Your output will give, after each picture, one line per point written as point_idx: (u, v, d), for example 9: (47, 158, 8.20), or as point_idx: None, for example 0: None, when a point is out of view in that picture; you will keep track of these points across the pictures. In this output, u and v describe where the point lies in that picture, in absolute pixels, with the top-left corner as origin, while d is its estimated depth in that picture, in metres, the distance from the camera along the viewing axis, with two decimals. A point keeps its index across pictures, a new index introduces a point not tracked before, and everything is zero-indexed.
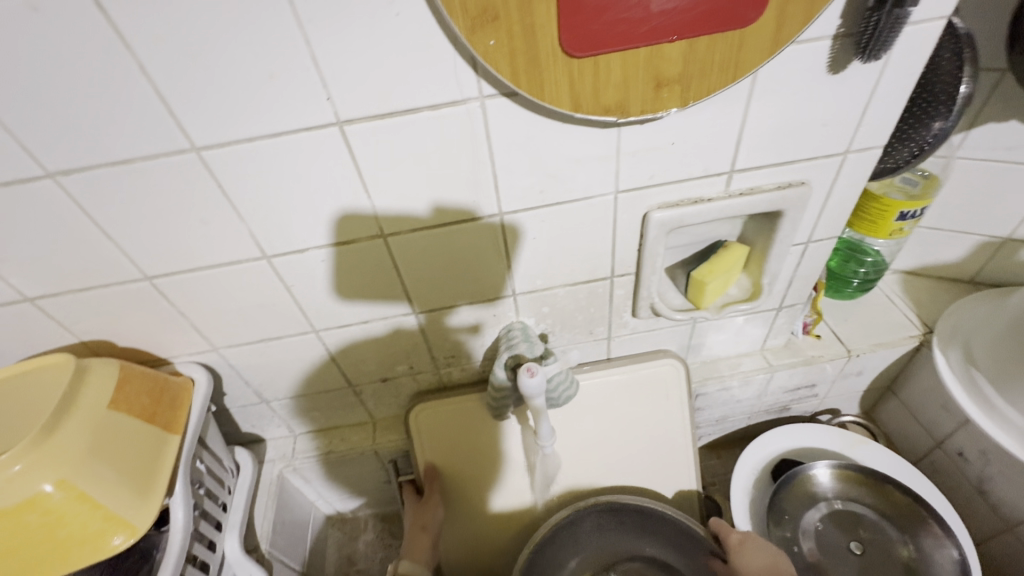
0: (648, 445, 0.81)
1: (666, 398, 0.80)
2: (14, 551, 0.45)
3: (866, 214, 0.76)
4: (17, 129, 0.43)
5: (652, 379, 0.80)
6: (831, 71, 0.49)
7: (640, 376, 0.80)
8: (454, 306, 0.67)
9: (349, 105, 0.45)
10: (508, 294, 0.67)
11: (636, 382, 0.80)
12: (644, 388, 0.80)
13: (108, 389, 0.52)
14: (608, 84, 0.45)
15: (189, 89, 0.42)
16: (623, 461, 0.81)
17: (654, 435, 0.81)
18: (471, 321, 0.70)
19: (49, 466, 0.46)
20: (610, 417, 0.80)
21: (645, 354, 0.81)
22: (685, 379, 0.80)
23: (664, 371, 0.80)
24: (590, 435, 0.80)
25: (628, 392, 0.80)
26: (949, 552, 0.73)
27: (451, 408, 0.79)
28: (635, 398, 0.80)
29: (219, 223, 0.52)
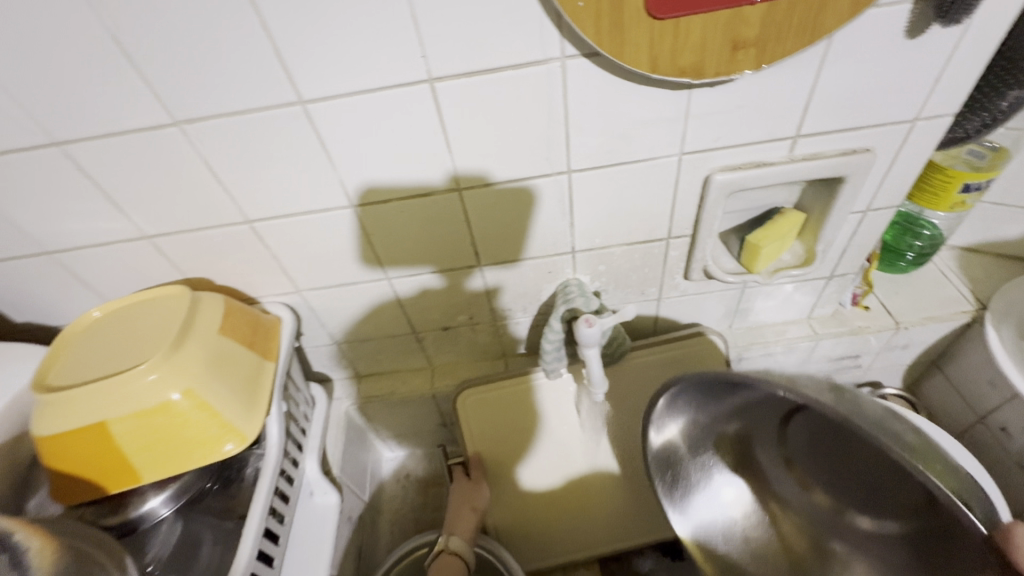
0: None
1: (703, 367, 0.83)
2: (146, 449, 0.52)
3: (928, 185, 0.75)
4: (154, 80, 0.48)
5: (687, 354, 0.83)
6: (908, 36, 0.50)
7: (677, 348, 0.83)
8: (517, 260, 0.71)
9: (441, 62, 0.49)
10: (526, 256, 0.71)
11: (671, 356, 0.83)
12: (681, 363, 0.83)
13: (216, 320, 0.59)
14: (686, 45, 0.47)
15: (303, 46, 0.47)
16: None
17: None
18: (487, 285, 0.75)
19: (177, 377, 0.52)
20: (652, 376, 0.83)
21: (681, 333, 0.84)
22: (721, 351, 0.83)
23: (699, 345, 0.83)
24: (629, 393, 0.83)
25: (665, 363, 0.83)
26: None
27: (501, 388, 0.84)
28: (674, 362, 0.84)
29: (314, 171, 0.57)
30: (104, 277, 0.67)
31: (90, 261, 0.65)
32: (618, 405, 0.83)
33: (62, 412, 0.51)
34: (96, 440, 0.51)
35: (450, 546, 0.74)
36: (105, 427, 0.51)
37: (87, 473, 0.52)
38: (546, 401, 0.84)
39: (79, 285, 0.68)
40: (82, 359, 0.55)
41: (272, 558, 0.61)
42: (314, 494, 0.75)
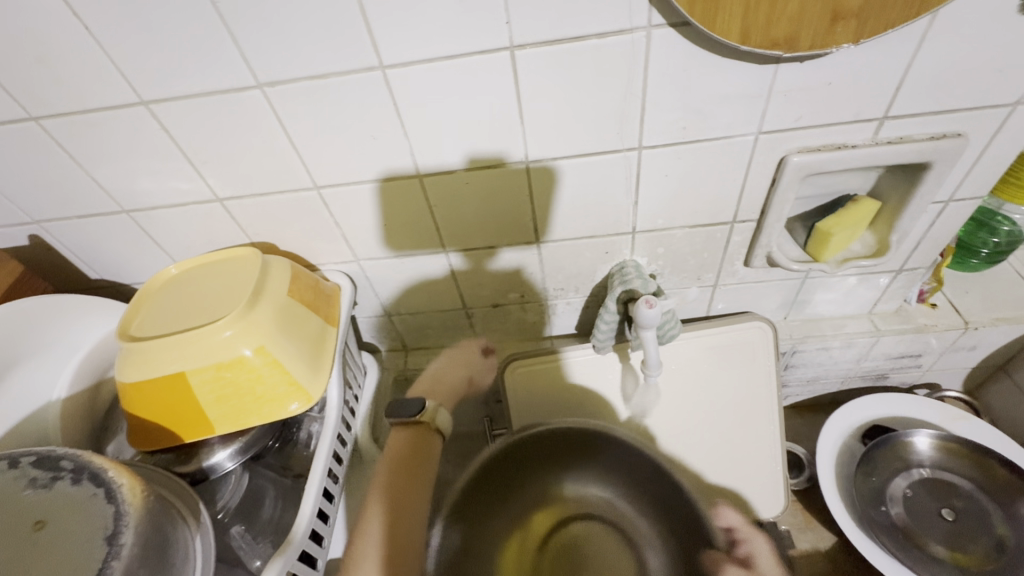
0: (741, 392, 0.82)
1: (753, 356, 0.81)
2: (220, 401, 0.54)
3: (1015, 178, 0.71)
4: (241, 42, 0.49)
5: (737, 341, 0.81)
6: (1022, 11, 0.47)
7: (729, 336, 0.81)
8: (577, 240, 0.71)
9: (524, 29, 0.48)
10: (546, 239, 0.70)
11: (720, 344, 0.81)
12: (729, 350, 0.82)
13: (286, 282, 0.60)
14: (783, 15, 0.45)
15: (389, 9, 0.47)
16: (713, 406, 0.82)
17: (745, 385, 0.82)
18: (512, 264, 0.75)
19: (251, 334, 0.54)
20: (701, 364, 0.82)
21: (729, 317, 0.82)
22: (773, 340, 0.81)
23: (750, 334, 0.81)
24: (676, 380, 0.82)
25: (714, 350, 0.81)
26: None
27: (547, 364, 0.84)
28: (723, 352, 0.82)
29: (385, 140, 0.58)
30: (175, 238, 0.70)
31: (165, 221, 0.67)
32: (665, 392, 0.82)
33: (142, 362, 0.53)
34: (174, 391, 0.53)
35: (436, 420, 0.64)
36: (183, 379, 0.53)
37: (164, 421, 0.54)
38: (591, 383, 0.83)
39: (152, 245, 0.70)
40: (161, 313, 0.57)
41: (328, 517, 0.62)
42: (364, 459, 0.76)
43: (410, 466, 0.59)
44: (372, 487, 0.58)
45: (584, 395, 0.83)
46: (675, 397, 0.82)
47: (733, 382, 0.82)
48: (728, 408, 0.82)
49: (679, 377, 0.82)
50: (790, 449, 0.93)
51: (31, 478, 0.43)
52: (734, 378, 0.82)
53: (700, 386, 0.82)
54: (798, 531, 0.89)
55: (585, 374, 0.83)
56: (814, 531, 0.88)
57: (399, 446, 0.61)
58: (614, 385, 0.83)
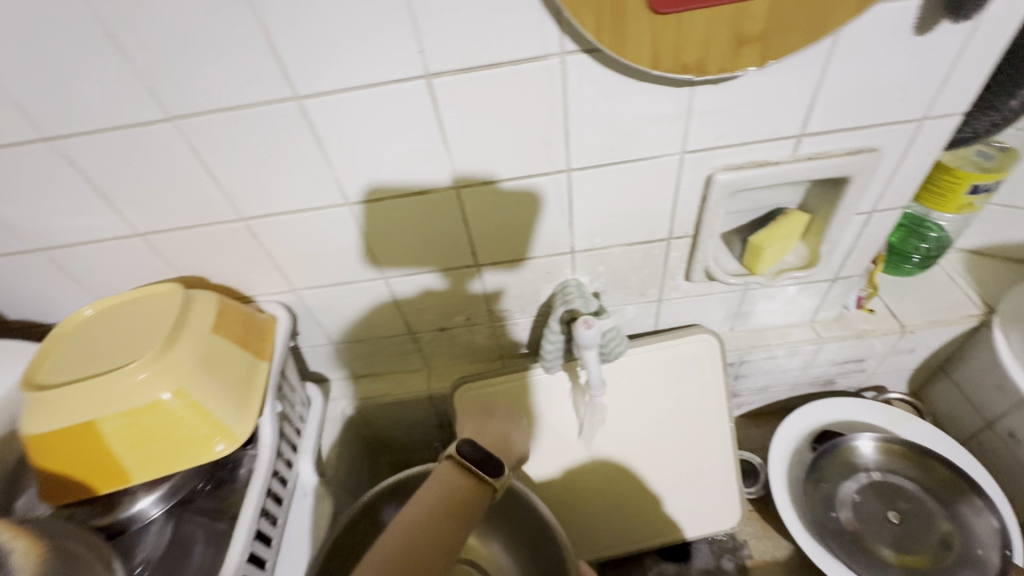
0: (691, 405, 0.83)
1: (701, 369, 0.82)
2: (137, 447, 0.51)
3: (936, 186, 0.74)
4: (145, 74, 0.47)
5: (685, 355, 0.82)
6: (917, 32, 0.49)
7: (677, 349, 0.82)
8: (517, 262, 0.70)
9: (437, 57, 0.48)
10: (530, 256, 0.70)
11: (668, 358, 0.82)
12: (678, 364, 0.82)
13: (210, 319, 0.58)
14: (689, 40, 0.46)
15: (296, 38, 0.46)
16: (665, 421, 0.82)
17: (694, 397, 0.83)
18: (492, 287, 0.74)
19: (168, 376, 0.51)
20: (650, 378, 0.82)
21: (676, 331, 0.83)
22: (720, 353, 0.82)
23: (696, 347, 0.82)
24: (625, 395, 0.82)
25: (663, 364, 0.82)
26: (989, 522, 0.73)
27: (501, 386, 0.83)
28: (671, 366, 0.82)
29: (309, 169, 0.56)
30: (97, 274, 0.66)
31: (84, 258, 0.64)
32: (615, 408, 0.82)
33: (50, 411, 0.50)
34: (86, 440, 0.50)
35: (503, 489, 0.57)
36: (94, 427, 0.50)
37: (75, 473, 0.51)
38: (543, 402, 0.82)
39: (73, 283, 0.67)
40: (74, 358, 0.54)
41: (262, 561, 0.60)
42: (309, 495, 0.73)
43: (454, 507, 0.52)
44: (407, 515, 0.51)
45: (536, 415, 0.82)
46: (625, 412, 0.82)
47: (682, 396, 0.82)
48: (679, 421, 0.83)
49: (629, 392, 0.82)
50: (744, 457, 0.93)
51: None
52: (683, 391, 0.82)
53: (651, 401, 0.82)
54: (756, 540, 0.89)
55: (538, 394, 0.82)
56: (772, 538, 0.89)
57: (449, 484, 0.55)
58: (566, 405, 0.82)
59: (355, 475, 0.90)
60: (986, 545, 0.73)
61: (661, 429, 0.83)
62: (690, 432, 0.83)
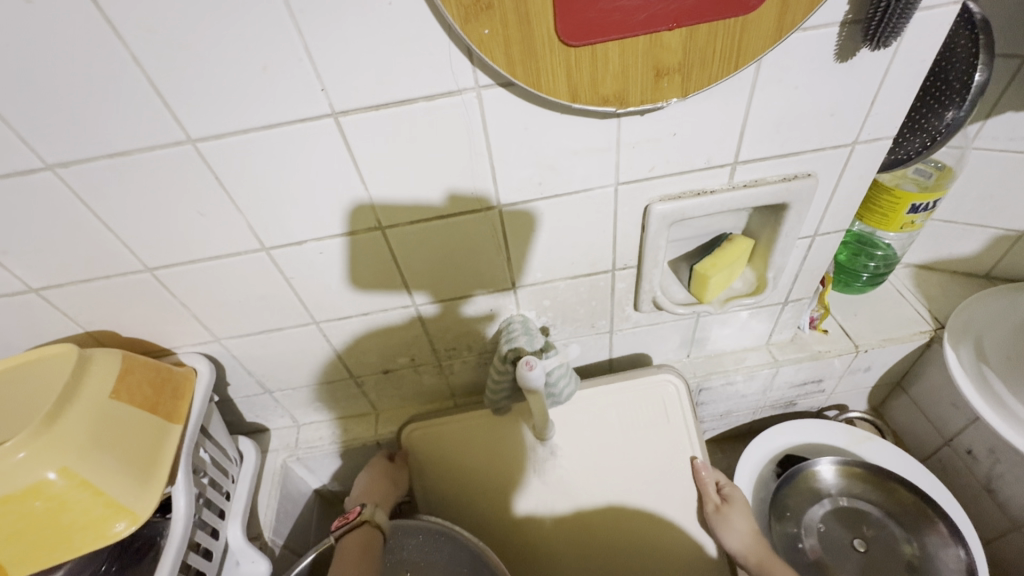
0: (660, 449, 0.75)
1: (667, 416, 0.77)
2: (17, 536, 0.45)
3: (877, 206, 0.73)
4: (14, 120, 0.43)
5: (647, 395, 0.78)
6: (839, 59, 0.48)
7: (642, 389, 0.78)
8: (462, 299, 0.67)
9: (344, 96, 0.45)
10: (522, 284, 0.66)
11: (631, 399, 0.78)
12: (642, 407, 0.78)
13: (110, 381, 0.53)
14: (606, 73, 0.44)
15: (184, 78, 0.42)
16: (632, 473, 0.74)
17: (661, 443, 0.75)
18: (485, 309, 0.69)
19: (52, 454, 0.46)
20: (613, 421, 0.77)
21: (642, 372, 0.79)
22: (685, 398, 0.78)
23: (659, 388, 0.78)
24: (588, 439, 0.76)
25: (624, 406, 0.78)
26: (955, 553, 0.72)
27: (457, 429, 0.78)
28: (634, 408, 0.78)
29: (216, 215, 0.52)
30: None
31: None
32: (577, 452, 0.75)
33: None
34: None
35: (377, 520, 0.67)
36: None
37: None
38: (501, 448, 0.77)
39: None
40: None
41: None
42: (241, 563, 0.67)
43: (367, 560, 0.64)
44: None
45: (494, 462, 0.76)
46: (588, 459, 0.75)
47: (650, 440, 0.76)
48: (649, 475, 0.74)
49: (591, 436, 0.76)
50: None
51: None
52: (652, 435, 0.76)
53: (617, 445, 0.76)
54: None
55: (496, 438, 0.77)
56: None
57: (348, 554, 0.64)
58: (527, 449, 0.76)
59: (301, 531, 0.83)
60: None
61: (629, 476, 0.74)
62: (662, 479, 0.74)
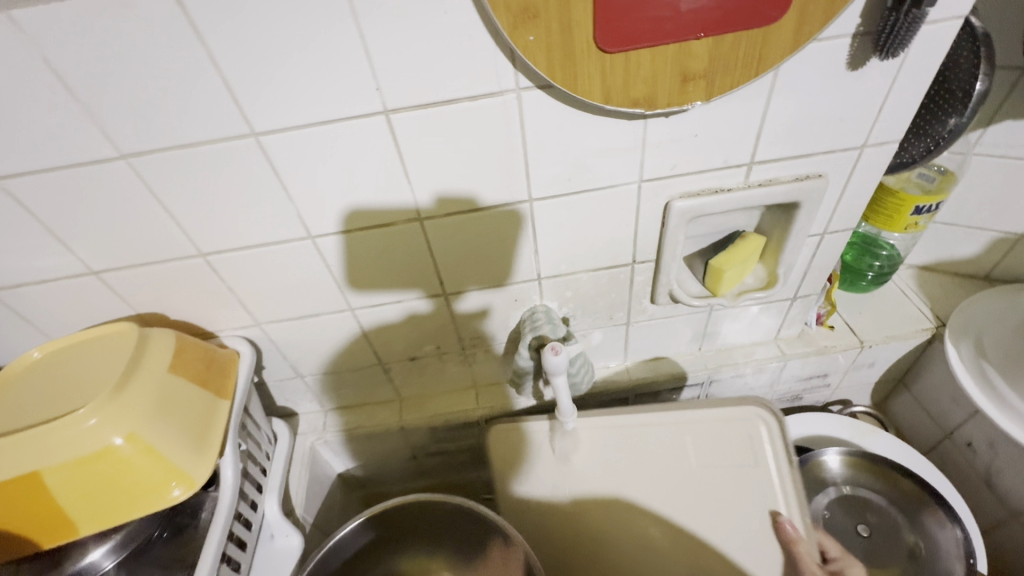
0: (739, 496, 0.62)
1: (755, 460, 0.63)
2: (86, 497, 0.49)
3: (883, 208, 0.77)
4: (95, 113, 0.47)
5: (732, 427, 0.65)
6: (850, 68, 0.52)
7: (726, 423, 0.65)
8: (462, 294, 0.70)
9: (395, 95, 0.49)
10: (513, 280, 0.70)
11: (710, 432, 0.65)
12: (728, 443, 0.65)
13: (167, 358, 0.57)
14: (638, 78, 0.48)
15: (252, 75, 0.46)
16: (710, 520, 0.62)
17: (741, 488, 0.62)
18: (478, 306, 0.73)
19: (121, 421, 0.50)
20: (687, 454, 0.65)
21: (731, 403, 0.67)
22: (779, 436, 0.63)
23: (746, 425, 0.65)
24: (653, 472, 0.65)
25: (702, 438, 0.66)
26: (953, 533, 0.75)
27: (510, 448, 0.72)
28: (715, 441, 0.65)
29: (268, 204, 0.56)
30: (48, 315, 0.64)
31: (33, 298, 0.62)
32: (638, 485, 0.65)
33: None
34: (28, 492, 0.48)
35: None
36: (38, 478, 0.47)
37: (16, 527, 0.48)
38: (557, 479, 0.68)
39: (21, 324, 0.64)
40: (18, 403, 0.52)
41: None
42: (275, 536, 0.72)
43: None
44: None
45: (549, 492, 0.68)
46: (650, 495, 0.64)
47: (729, 484, 0.63)
48: (729, 524, 0.61)
49: (655, 467, 0.65)
50: None
51: None
52: (732, 479, 0.63)
53: (688, 483, 0.64)
54: None
55: (553, 465, 0.69)
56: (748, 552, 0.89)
57: None
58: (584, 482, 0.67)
59: (327, 512, 0.87)
60: (951, 555, 0.74)
61: (711, 527, 0.61)
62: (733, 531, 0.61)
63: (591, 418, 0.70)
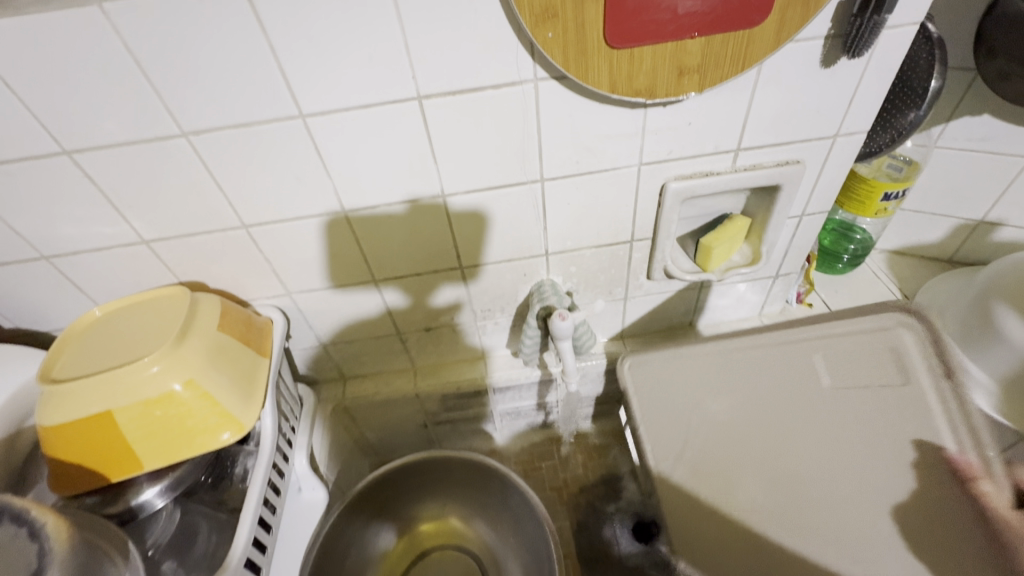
0: (900, 415, 0.54)
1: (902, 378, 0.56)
2: (149, 436, 0.55)
3: (855, 195, 0.86)
4: (164, 93, 0.53)
5: (874, 341, 0.59)
6: (824, 65, 0.59)
7: (878, 336, 0.59)
8: (435, 291, 0.80)
9: (428, 82, 0.56)
10: (485, 261, 0.76)
11: (852, 344, 0.59)
12: (872, 357, 0.58)
13: (215, 318, 0.63)
14: (640, 71, 0.55)
15: (305, 63, 0.53)
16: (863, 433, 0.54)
17: (901, 406, 0.55)
18: (449, 300, 0.82)
19: (180, 369, 0.56)
20: (823, 371, 0.58)
21: (862, 313, 0.62)
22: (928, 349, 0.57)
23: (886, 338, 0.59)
24: (788, 384, 0.58)
25: (847, 350, 0.59)
26: None
27: (644, 379, 0.63)
28: (861, 357, 0.58)
29: (309, 180, 0.63)
30: (97, 282, 0.70)
31: (85, 266, 0.67)
32: (775, 397, 0.58)
33: (67, 402, 0.54)
34: (100, 430, 0.54)
35: None
36: (109, 416, 0.54)
37: (86, 460, 0.54)
38: (687, 400, 0.60)
39: (73, 291, 0.70)
40: (86, 354, 0.58)
41: (265, 546, 0.63)
42: (303, 489, 0.78)
43: None
44: None
45: (673, 411, 0.59)
46: (789, 408, 0.57)
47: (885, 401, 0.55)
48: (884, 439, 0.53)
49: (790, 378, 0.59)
50: None
51: (12, 533, 0.43)
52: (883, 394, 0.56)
53: (841, 401, 0.56)
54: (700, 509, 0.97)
55: (686, 387, 0.61)
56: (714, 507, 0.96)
57: None
58: (719, 404, 0.59)
59: (345, 474, 0.93)
60: None
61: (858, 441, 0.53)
62: (894, 446, 0.52)
63: (719, 339, 0.63)
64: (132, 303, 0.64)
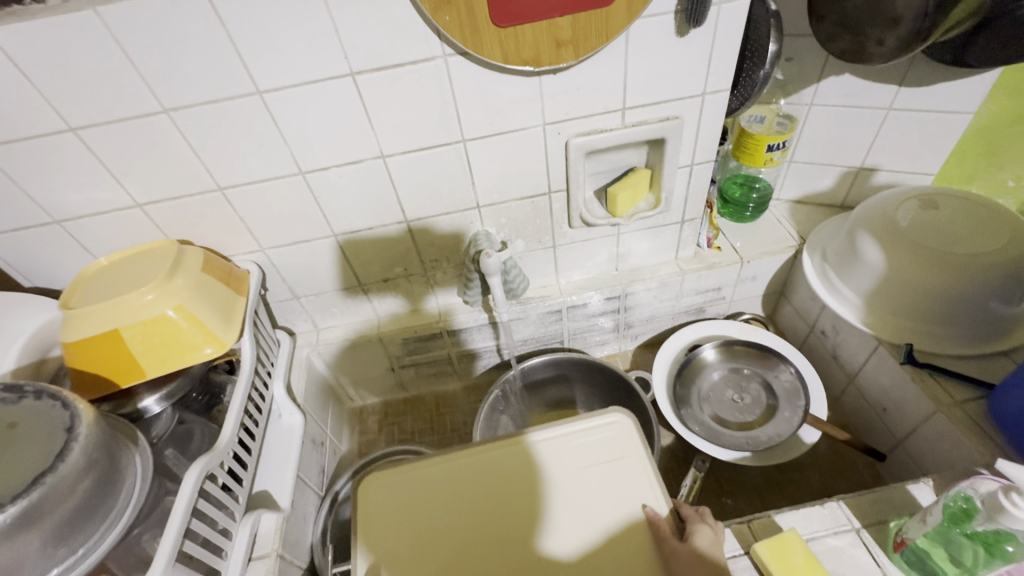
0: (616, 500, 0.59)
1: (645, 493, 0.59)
2: (150, 350, 0.70)
3: (746, 148, 1.02)
4: (149, 79, 0.67)
5: (602, 441, 0.62)
6: (679, 34, 0.73)
7: (580, 436, 0.63)
8: (430, 297, 1.05)
9: (358, 61, 0.70)
10: (437, 214, 0.91)
11: (588, 450, 0.62)
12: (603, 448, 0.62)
13: (200, 262, 0.77)
14: (525, 44, 0.69)
15: (256, 48, 0.67)
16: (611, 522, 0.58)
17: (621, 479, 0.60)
18: (440, 307, 1.08)
19: (173, 298, 0.71)
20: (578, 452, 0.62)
21: (588, 414, 0.64)
22: (638, 437, 0.62)
23: (618, 436, 0.62)
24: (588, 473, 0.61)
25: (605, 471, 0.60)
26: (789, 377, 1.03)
27: (393, 498, 0.60)
28: (608, 470, 0.60)
29: (271, 147, 0.77)
30: (101, 242, 0.84)
31: (91, 227, 0.82)
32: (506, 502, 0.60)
33: (84, 323, 0.68)
34: (111, 344, 0.68)
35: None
36: (117, 332, 0.68)
37: (99, 370, 0.69)
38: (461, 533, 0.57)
39: (80, 249, 0.84)
40: (95, 291, 0.73)
41: (249, 448, 0.79)
42: (282, 414, 0.92)
43: None
44: None
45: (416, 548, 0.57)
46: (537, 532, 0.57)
47: (622, 469, 0.60)
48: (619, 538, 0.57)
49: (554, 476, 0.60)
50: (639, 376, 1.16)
51: (54, 403, 0.58)
52: (596, 478, 0.60)
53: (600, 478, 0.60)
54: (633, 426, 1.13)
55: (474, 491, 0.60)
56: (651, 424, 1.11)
57: None
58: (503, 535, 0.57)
59: (323, 411, 1.08)
60: (796, 392, 1.00)
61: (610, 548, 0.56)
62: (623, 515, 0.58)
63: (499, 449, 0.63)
64: (134, 254, 0.79)
